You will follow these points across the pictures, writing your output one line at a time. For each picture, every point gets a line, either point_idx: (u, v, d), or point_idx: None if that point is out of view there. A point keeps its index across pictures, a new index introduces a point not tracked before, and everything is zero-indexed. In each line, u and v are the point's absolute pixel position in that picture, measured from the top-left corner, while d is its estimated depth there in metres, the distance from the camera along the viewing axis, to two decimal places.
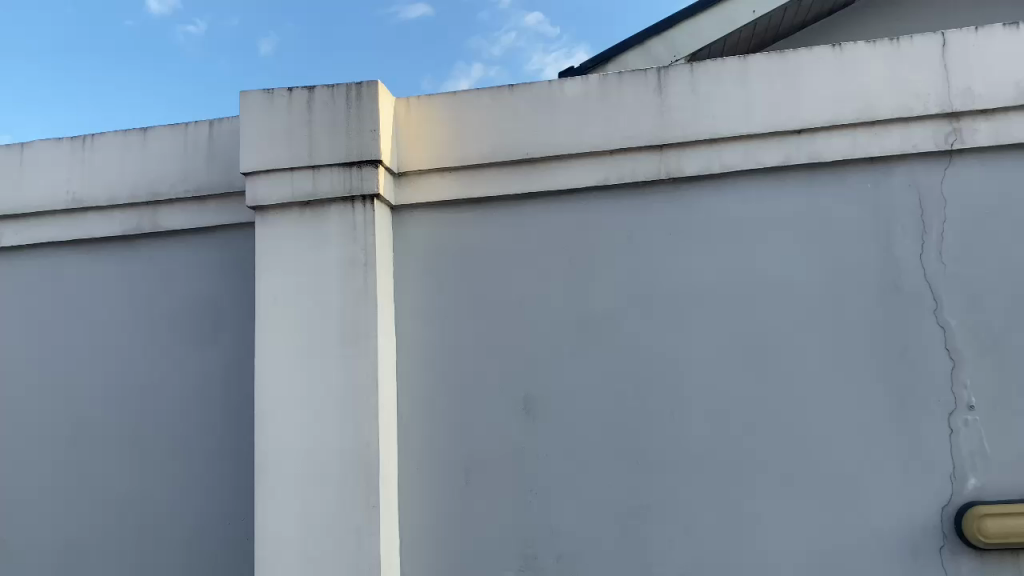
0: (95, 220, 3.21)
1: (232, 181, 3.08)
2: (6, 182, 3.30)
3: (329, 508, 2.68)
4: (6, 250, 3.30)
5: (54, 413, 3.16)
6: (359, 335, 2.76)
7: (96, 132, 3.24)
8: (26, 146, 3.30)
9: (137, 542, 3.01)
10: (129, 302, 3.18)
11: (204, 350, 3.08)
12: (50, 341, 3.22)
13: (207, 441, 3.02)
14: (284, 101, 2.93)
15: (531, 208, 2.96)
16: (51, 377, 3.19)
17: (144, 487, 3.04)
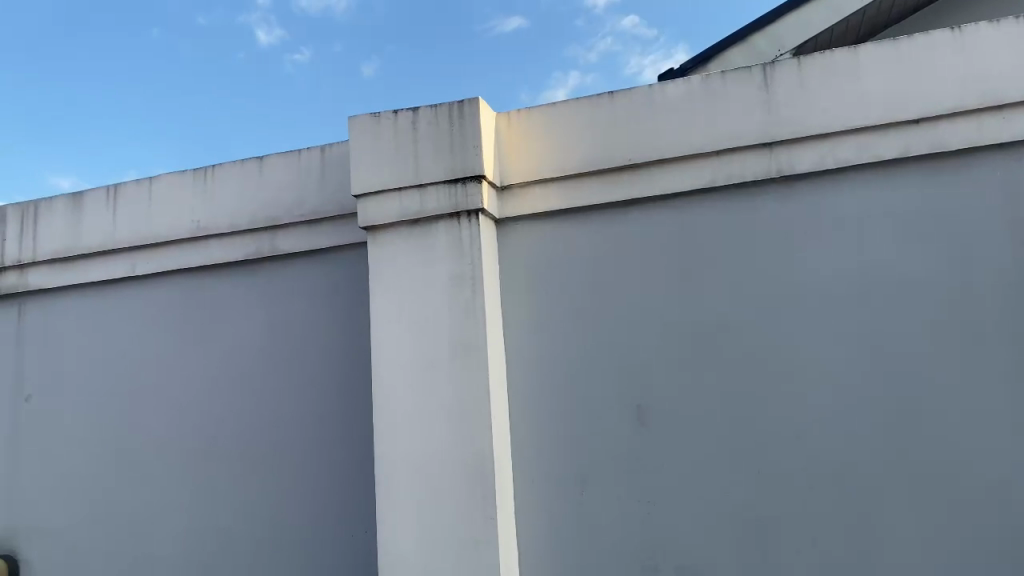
0: (218, 247, 3.38)
1: (344, 204, 3.19)
2: (136, 213, 3.51)
3: (447, 519, 2.72)
4: (138, 277, 3.50)
5: (186, 431, 3.33)
6: (469, 349, 2.80)
7: (216, 163, 3.42)
8: (154, 181, 3.50)
9: (266, 553, 3.13)
10: (251, 323, 3.32)
11: (323, 367, 3.19)
12: (178, 362, 3.40)
13: (327, 455, 3.12)
14: (390, 123, 3.01)
15: (636, 215, 2.93)
16: (182, 396, 3.36)
17: (271, 501, 3.16)
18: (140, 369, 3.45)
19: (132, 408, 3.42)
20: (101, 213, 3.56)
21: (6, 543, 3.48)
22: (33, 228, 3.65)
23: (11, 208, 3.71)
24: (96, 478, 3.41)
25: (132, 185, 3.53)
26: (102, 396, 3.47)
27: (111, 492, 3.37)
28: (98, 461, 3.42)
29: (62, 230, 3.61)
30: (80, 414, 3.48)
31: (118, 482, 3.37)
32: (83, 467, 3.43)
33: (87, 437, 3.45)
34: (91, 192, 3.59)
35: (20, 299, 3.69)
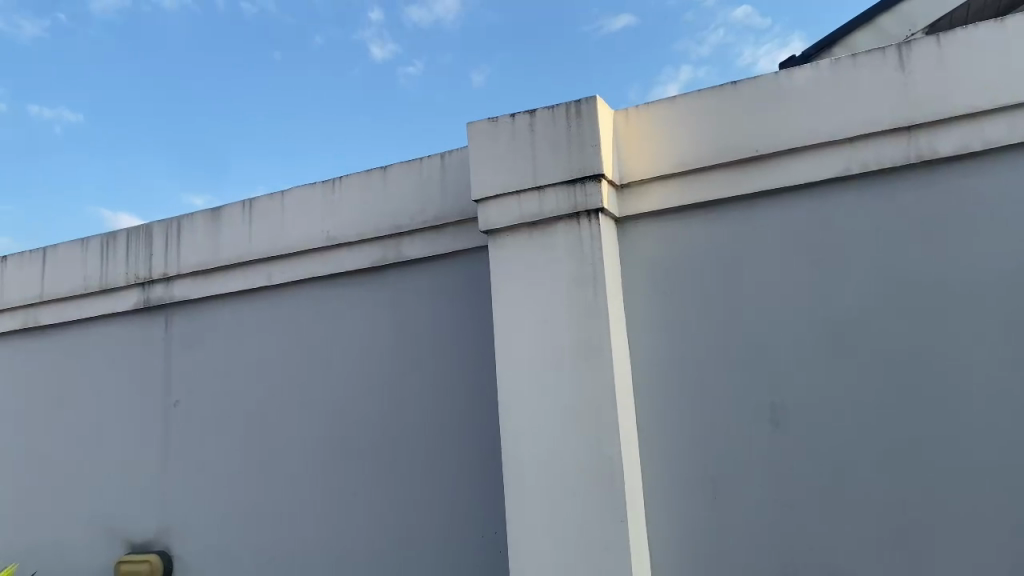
0: (346, 256, 3.49)
1: (465, 209, 3.23)
2: (270, 226, 3.67)
3: (576, 521, 2.70)
4: (273, 287, 3.66)
5: (320, 433, 3.45)
6: (592, 350, 2.77)
7: (342, 175, 3.53)
8: (285, 194, 3.66)
9: (398, 552, 3.21)
10: (379, 328, 3.41)
11: (447, 370, 3.24)
12: (312, 368, 3.53)
13: (455, 458, 3.16)
14: (507, 127, 3.02)
15: (764, 208, 2.83)
16: (315, 401, 3.49)
17: (401, 501, 3.24)
18: (276, 374, 3.60)
19: (270, 412, 3.57)
20: (238, 226, 3.75)
21: (159, 540, 3.70)
22: (177, 242, 3.88)
23: (157, 224, 3.95)
24: (239, 479, 3.58)
25: (266, 199, 3.70)
26: (243, 401, 3.64)
27: (253, 493, 3.54)
28: (240, 463, 3.59)
29: (203, 244, 3.81)
30: (223, 418, 3.67)
31: (259, 483, 3.53)
32: (227, 468, 3.61)
33: (230, 440, 3.63)
34: (228, 207, 3.78)
35: (166, 310, 3.92)
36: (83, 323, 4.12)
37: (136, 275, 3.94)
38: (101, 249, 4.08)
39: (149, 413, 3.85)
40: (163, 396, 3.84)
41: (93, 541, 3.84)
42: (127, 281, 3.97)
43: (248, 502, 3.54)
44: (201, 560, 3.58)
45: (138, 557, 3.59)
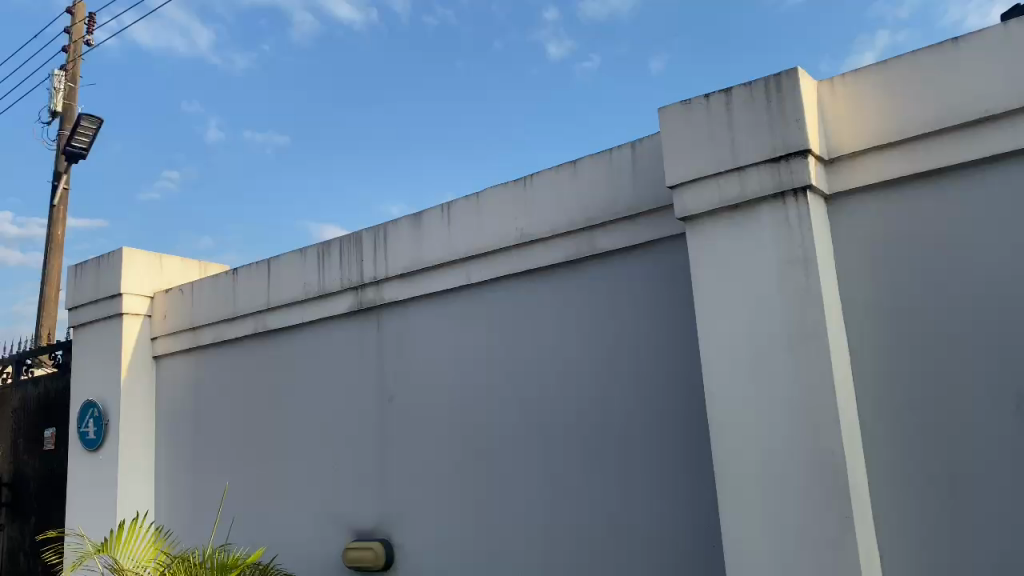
0: (542, 251, 3.53)
1: (661, 197, 3.17)
2: (467, 226, 3.79)
3: (796, 517, 2.57)
4: (473, 286, 3.77)
5: (525, 427, 3.51)
6: (807, 336, 2.62)
7: (535, 172, 3.58)
8: (480, 195, 3.76)
9: (608, 546, 3.20)
10: (578, 322, 3.42)
11: (650, 362, 3.19)
12: (515, 364, 3.60)
13: (662, 451, 3.11)
14: (701, 109, 2.93)
15: (997, 173, 2.56)
16: (519, 396, 3.56)
17: (609, 495, 3.23)
18: (481, 370, 3.71)
19: (477, 408, 3.68)
20: (438, 229, 3.90)
21: (380, 531, 3.91)
22: (383, 248, 4.10)
23: (365, 232, 4.19)
24: (451, 473, 3.71)
25: (463, 201, 3.82)
26: (451, 398, 3.78)
27: (465, 486, 3.66)
28: (452, 458, 3.73)
29: (407, 248, 4.00)
30: (433, 415, 3.83)
31: (470, 477, 3.65)
32: (439, 463, 3.76)
33: (441, 435, 3.78)
34: (428, 211, 3.95)
35: (376, 312, 4.15)
36: (304, 327, 4.44)
37: (349, 281, 4.21)
38: (317, 259, 4.40)
39: (366, 410, 4.09)
40: (378, 394, 4.06)
41: (322, 531, 4.13)
42: (341, 286, 4.24)
43: (461, 496, 3.66)
44: (419, 550, 3.75)
45: (363, 545, 3.85)
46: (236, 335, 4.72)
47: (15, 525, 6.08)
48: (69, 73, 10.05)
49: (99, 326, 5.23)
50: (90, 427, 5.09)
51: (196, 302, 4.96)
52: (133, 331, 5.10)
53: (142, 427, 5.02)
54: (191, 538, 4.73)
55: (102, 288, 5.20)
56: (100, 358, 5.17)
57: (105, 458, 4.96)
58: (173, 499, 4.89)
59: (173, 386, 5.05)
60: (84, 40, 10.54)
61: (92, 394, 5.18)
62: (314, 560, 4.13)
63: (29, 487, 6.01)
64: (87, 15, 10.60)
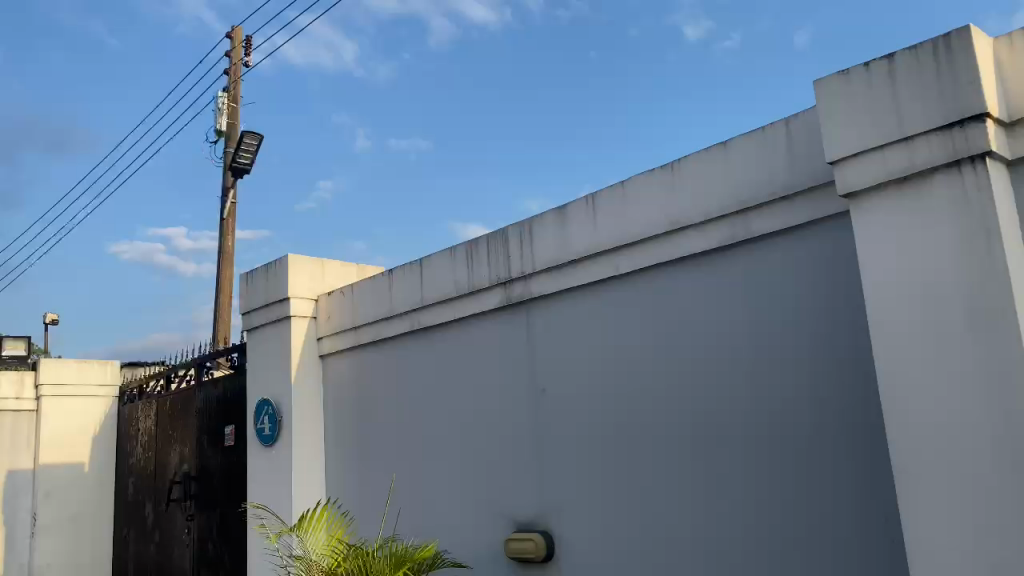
0: (693, 238, 3.45)
1: (819, 175, 3.03)
2: (614, 217, 3.75)
3: (987, 512, 2.37)
4: (622, 276, 3.74)
5: (683, 418, 3.44)
6: (993, 315, 2.42)
7: (682, 157, 3.50)
8: (627, 184, 3.72)
9: (777, 540, 3.09)
10: (734, 309, 3.32)
11: (814, 349, 3.05)
12: (669, 354, 3.53)
13: (832, 442, 2.97)
14: (861, 79, 2.76)
15: None
16: (675, 387, 3.49)
17: (775, 488, 3.11)
18: (634, 362, 3.67)
19: (631, 400, 3.65)
20: (584, 220, 3.89)
21: (540, 522, 3.95)
22: (530, 242, 4.13)
23: (512, 227, 4.24)
24: (608, 465, 3.70)
25: (608, 191, 3.79)
26: (605, 390, 3.76)
27: (623, 479, 3.63)
28: (608, 450, 3.71)
29: (553, 241, 4.01)
30: (588, 407, 3.82)
31: (628, 469, 3.62)
32: (595, 455, 3.76)
33: (596, 428, 3.77)
34: (573, 203, 3.94)
35: (525, 306, 4.18)
36: (456, 324, 4.55)
37: (497, 276, 4.27)
38: (466, 256, 4.49)
39: (520, 404, 4.14)
40: (531, 387, 4.10)
41: (483, 522, 4.23)
42: (490, 283, 4.31)
43: (619, 488, 3.64)
44: (579, 542, 3.76)
45: (524, 536, 3.91)
46: (392, 333, 4.90)
47: (204, 515, 6.59)
48: (231, 94, 10.78)
49: (269, 329, 5.57)
50: (265, 423, 5.44)
51: (354, 303, 5.19)
52: (299, 332, 5.40)
53: (311, 422, 5.31)
54: (361, 528, 4.96)
55: (270, 293, 5.54)
56: (271, 359, 5.52)
57: (280, 452, 5.28)
58: (343, 490, 5.15)
59: (337, 383, 5.31)
60: (242, 62, 11.26)
61: (265, 393, 5.53)
62: (478, 551, 4.24)
63: (214, 480, 6.50)
64: (244, 38, 11.32)
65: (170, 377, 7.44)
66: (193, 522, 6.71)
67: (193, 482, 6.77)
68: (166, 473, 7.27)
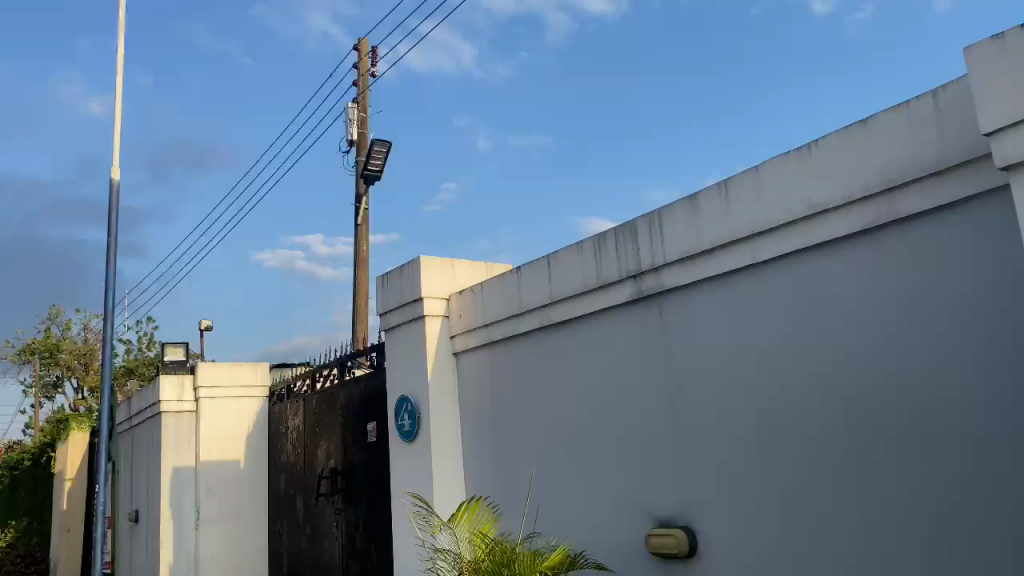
0: (835, 221, 3.30)
1: (975, 146, 2.83)
2: (748, 203, 3.64)
3: None
4: (759, 264, 3.62)
5: (831, 410, 3.29)
6: None
7: (820, 137, 3.36)
8: (761, 168, 3.60)
9: (942, 540, 2.90)
10: (883, 295, 3.14)
11: (977, 333, 2.85)
12: (812, 344, 3.39)
13: (1000, 433, 2.78)
14: (1020, 40, 2.55)
15: None
16: (819, 377, 3.34)
17: (938, 483, 2.92)
18: (775, 352, 3.54)
19: (774, 392, 3.52)
20: (717, 209, 3.79)
21: (681, 518, 3.88)
22: (660, 234, 4.07)
23: (641, 219, 4.19)
24: (751, 460, 3.59)
25: (741, 177, 3.69)
26: (744, 382, 3.65)
27: (767, 474, 3.51)
28: (750, 444, 3.60)
29: (685, 231, 3.94)
30: (727, 400, 3.72)
31: (772, 464, 3.50)
32: (737, 449, 3.65)
33: (737, 421, 3.67)
34: (705, 192, 3.86)
35: (658, 299, 4.12)
36: (588, 318, 4.54)
37: (628, 269, 4.23)
38: (595, 250, 4.47)
39: (655, 398, 4.08)
40: (666, 381, 4.03)
41: (624, 517, 4.19)
42: (621, 276, 4.28)
43: (764, 483, 3.52)
44: (723, 539, 3.67)
45: (665, 531, 3.85)
46: (524, 330, 4.95)
47: (351, 509, 6.87)
48: (361, 104, 11.19)
49: (405, 329, 5.75)
50: (405, 420, 5.61)
51: (485, 301, 5.27)
52: (433, 331, 5.54)
53: (448, 419, 5.44)
54: (501, 523, 5.03)
55: (405, 294, 5.71)
56: (408, 358, 5.68)
57: (420, 448, 5.43)
58: (482, 487, 5.24)
59: (472, 380, 5.40)
60: (370, 73, 11.68)
61: (404, 391, 5.70)
62: (618, 546, 4.21)
63: (359, 475, 6.76)
64: (370, 49, 11.73)
65: (316, 377, 7.81)
66: (342, 515, 7.01)
67: (340, 477, 7.07)
68: (315, 469, 7.63)
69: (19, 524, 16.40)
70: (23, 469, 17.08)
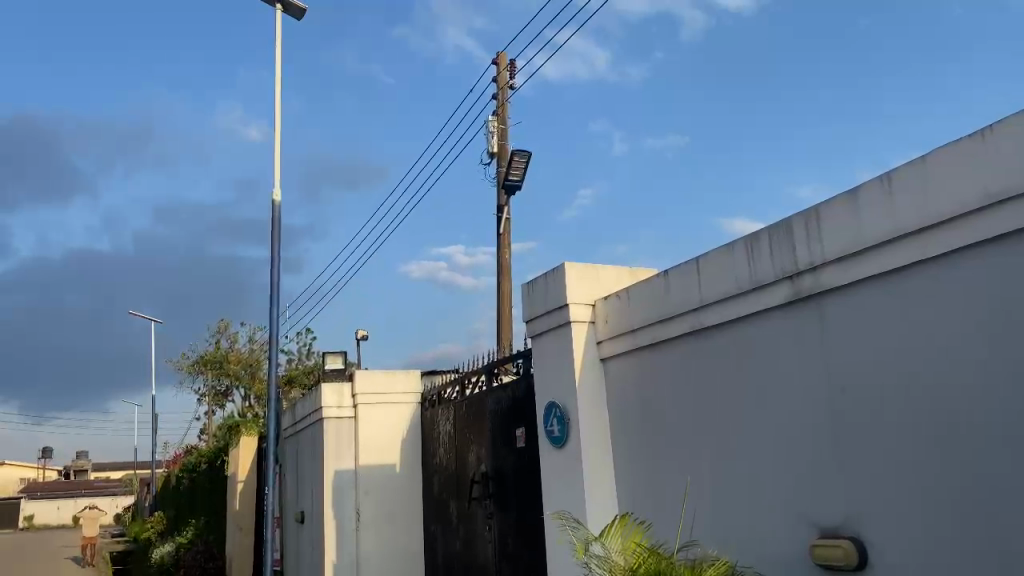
0: (1013, 212, 3.05)
1: None
2: (915, 195, 3.44)
3: None
4: (928, 260, 3.40)
5: (1015, 417, 3.04)
6: None
7: (994, 122, 3.13)
8: (927, 158, 3.39)
9: None
10: None
11: None
12: (988, 345, 3.15)
13: None
14: None
15: None
16: (1000, 380, 3.10)
17: None
18: (948, 353, 3.30)
19: (947, 397, 3.29)
20: (880, 203, 3.60)
21: (847, 529, 3.70)
22: (818, 232, 3.91)
23: (796, 217, 4.05)
24: (924, 469, 3.36)
25: (906, 168, 3.49)
26: (913, 386, 3.43)
27: (943, 483, 3.29)
28: (922, 452, 3.38)
29: (844, 228, 3.76)
30: (895, 405, 3.51)
31: (948, 473, 3.27)
32: (907, 456, 3.43)
33: (906, 427, 3.45)
34: (866, 186, 3.67)
35: (816, 299, 3.96)
36: (741, 321, 4.41)
37: (783, 270, 4.10)
38: (747, 250, 4.35)
39: (816, 402, 3.91)
40: (827, 385, 3.86)
41: (785, 527, 4.03)
42: (776, 276, 4.14)
43: (940, 493, 3.29)
44: (894, 552, 3.46)
45: (831, 542, 3.67)
46: (674, 334, 4.88)
47: (502, 513, 6.99)
48: (500, 116, 11.40)
49: (552, 335, 5.80)
50: (554, 426, 5.65)
51: (632, 306, 5.23)
52: (580, 337, 5.56)
53: (597, 426, 5.43)
54: (654, 532, 4.97)
55: (550, 301, 5.75)
56: (556, 364, 5.73)
57: (570, 454, 5.45)
58: (633, 495, 5.20)
59: (620, 386, 5.37)
60: (508, 85, 11.89)
61: (552, 396, 5.75)
62: (779, 557, 4.06)
63: (510, 479, 6.87)
64: (508, 61, 11.94)
65: (464, 384, 8.00)
66: (493, 519, 7.14)
67: (491, 482, 7.20)
68: (466, 473, 7.82)
69: (199, 522, 17.73)
70: (201, 471, 18.47)
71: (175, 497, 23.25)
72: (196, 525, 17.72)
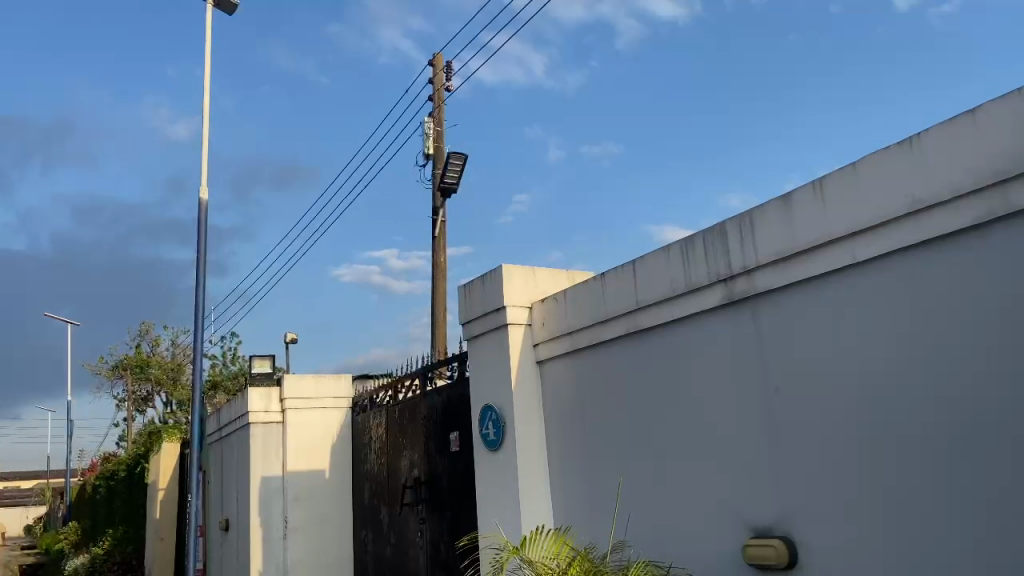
0: (940, 218, 3.15)
1: None
2: (846, 201, 3.52)
3: None
4: (862, 264, 3.47)
5: (940, 416, 3.14)
6: None
7: (922, 130, 3.22)
8: (859, 163, 3.48)
9: None
10: (992, 294, 3.00)
11: None
12: (915, 347, 3.25)
13: None
14: None
15: None
16: (927, 380, 3.19)
17: None
18: (878, 354, 3.39)
19: (876, 397, 3.38)
20: (811, 207, 3.68)
21: (779, 527, 3.75)
22: (752, 236, 3.97)
23: (731, 221, 4.11)
24: (856, 468, 3.43)
25: (838, 174, 3.57)
26: (845, 387, 3.51)
27: (871, 481, 3.37)
28: (854, 451, 3.45)
29: (778, 231, 3.83)
30: (827, 407, 3.58)
31: (877, 472, 3.35)
32: (840, 457, 3.50)
33: (838, 429, 3.52)
34: (801, 190, 3.74)
35: (750, 302, 4.01)
36: (676, 323, 4.45)
37: (718, 272, 4.15)
38: (682, 252, 4.40)
39: (751, 404, 3.96)
40: (762, 387, 3.91)
41: (718, 526, 4.08)
42: (710, 278, 4.19)
43: (872, 490, 3.36)
44: (824, 550, 3.53)
45: (765, 541, 3.71)
46: (610, 337, 4.89)
47: (435, 517, 6.91)
48: (437, 118, 11.32)
49: (488, 337, 5.75)
50: (490, 429, 5.62)
51: (569, 308, 5.23)
52: (517, 340, 5.52)
53: (532, 428, 5.40)
54: (588, 534, 4.97)
55: (487, 302, 5.71)
56: (492, 364, 5.68)
57: (506, 457, 5.42)
58: (569, 500, 5.19)
59: (557, 388, 5.36)
60: (445, 87, 11.83)
61: (488, 399, 5.71)
62: (713, 557, 4.10)
63: (443, 484, 6.79)
64: (446, 63, 11.88)
65: (397, 387, 7.88)
66: (426, 524, 7.05)
67: (422, 487, 7.12)
68: (398, 478, 7.70)
69: (117, 531, 17.13)
70: (120, 478, 17.78)
71: (92, 506, 22.41)
72: (113, 534, 17.10)
